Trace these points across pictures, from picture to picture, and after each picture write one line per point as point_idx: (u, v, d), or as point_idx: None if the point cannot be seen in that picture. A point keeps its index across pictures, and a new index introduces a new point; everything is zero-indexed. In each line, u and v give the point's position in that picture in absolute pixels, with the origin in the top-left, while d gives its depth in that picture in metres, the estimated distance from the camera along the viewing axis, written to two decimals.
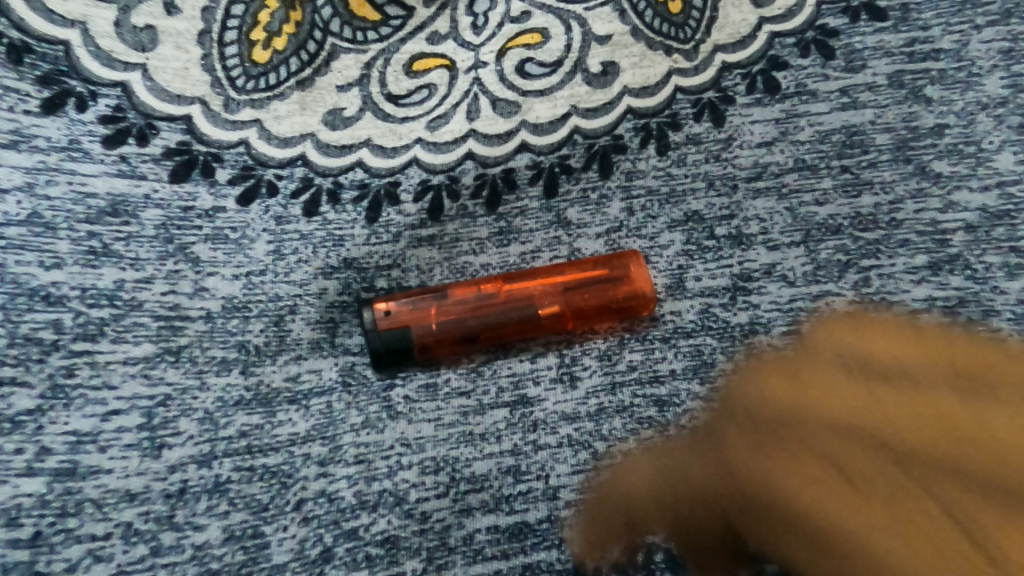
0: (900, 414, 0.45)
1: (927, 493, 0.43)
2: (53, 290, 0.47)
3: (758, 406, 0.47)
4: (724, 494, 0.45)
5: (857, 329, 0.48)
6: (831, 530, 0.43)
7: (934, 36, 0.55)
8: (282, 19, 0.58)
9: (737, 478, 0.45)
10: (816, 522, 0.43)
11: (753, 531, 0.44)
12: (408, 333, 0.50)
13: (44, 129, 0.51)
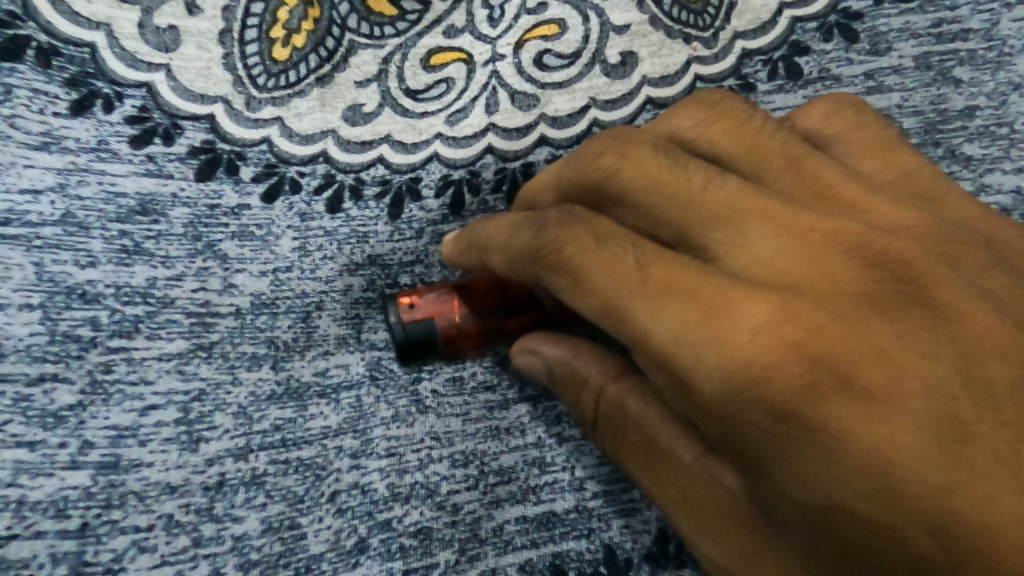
0: (763, 160, 0.37)
1: (798, 286, 0.32)
2: (89, 289, 0.48)
3: (625, 189, 0.36)
4: (570, 253, 0.35)
5: (709, 105, 0.39)
6: (675, 288, 0.32)
7: (962, 16, 0.54)
8: (301, 16, 0.58)
9: (581, 241, 0.35)
10: (666, 306, 0.32)
11: (598, 292, 0.34)
12: (434, 325, 0.45)
13: (74, 130, 0.52)
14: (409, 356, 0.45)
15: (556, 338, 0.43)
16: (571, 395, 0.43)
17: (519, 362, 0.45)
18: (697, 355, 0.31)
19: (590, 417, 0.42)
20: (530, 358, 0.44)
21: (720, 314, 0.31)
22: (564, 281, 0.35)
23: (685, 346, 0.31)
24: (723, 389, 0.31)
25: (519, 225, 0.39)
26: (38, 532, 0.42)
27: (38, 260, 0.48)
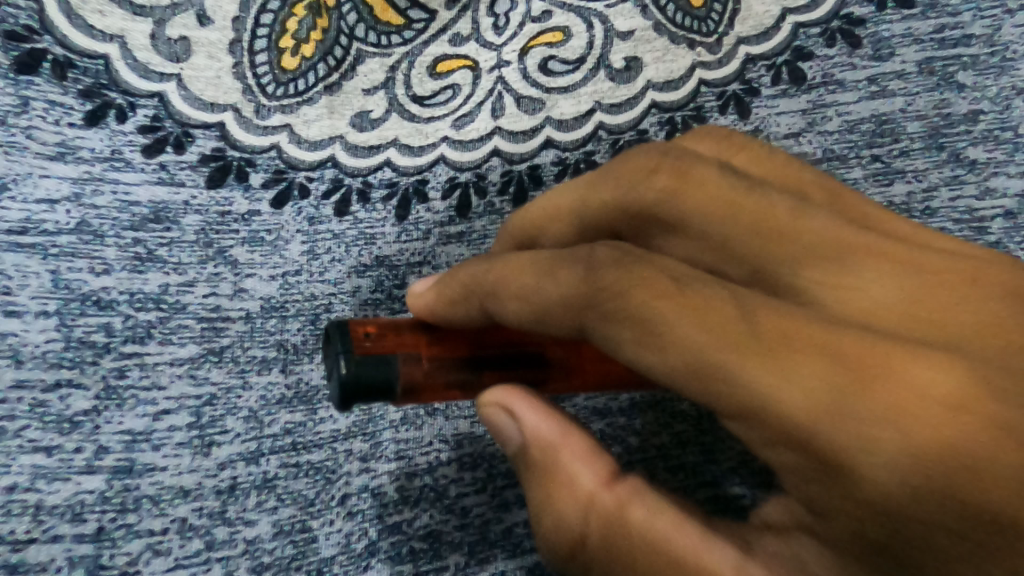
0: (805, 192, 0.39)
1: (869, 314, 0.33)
2: (103, 295, 0.49)
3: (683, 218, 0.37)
4: (649, 308, 0.33)
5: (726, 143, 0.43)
6: (769, 326, 0.31)
7: (964, 21, 0.55)
8: (309, 26, 0.59)
9: (659, 292, 0.33)
10: (795, 370, 0.30)
11: (684, 333, 0.31)
12: (394, 361, 0.38)
13: (88, 141, 0.53)
14: (350, 395, 0.37)
15: (547, 415, 0.38)
16: (545, 482, 0.37)
17: (496, 424, 0.39)
18: (834, 417, 0.29)
19: (555, 520, 0.36)
20: (510, 423, 0.38)
21: (853, 374, 0.30)
22: (627, 327, 0.33)
23: (795, 387, 0.29)
24: (857, 450, 0.29)
25: (560, 270, 0.36)
26: (54, 537, 0.43)
27: (53, 267, 0.49)
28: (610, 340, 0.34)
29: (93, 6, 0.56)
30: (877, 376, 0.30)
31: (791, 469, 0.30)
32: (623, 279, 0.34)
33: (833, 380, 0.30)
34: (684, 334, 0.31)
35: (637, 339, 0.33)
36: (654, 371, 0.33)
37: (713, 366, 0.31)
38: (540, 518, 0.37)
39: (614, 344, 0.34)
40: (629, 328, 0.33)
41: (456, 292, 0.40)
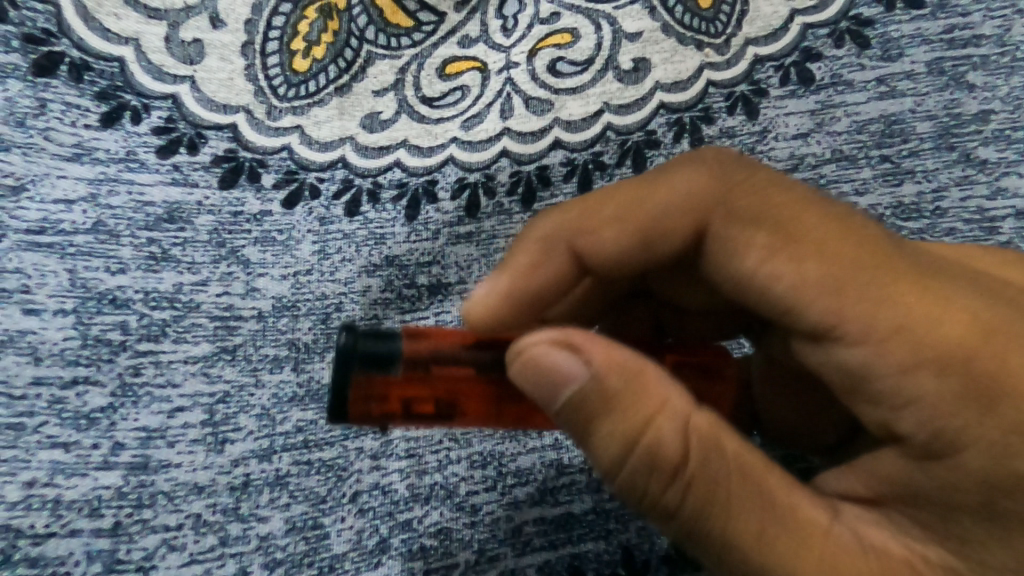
0: None
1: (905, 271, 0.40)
2: (119, 294, 0.50)
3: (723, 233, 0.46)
4: (799, 225, 0.37)
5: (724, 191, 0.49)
6: (863, 252, 0.36)
7: (974, 22, 0.54)
8: (320, 29, 0.60)
9: (809, 217, 0.37)
10: (898, 295, 0.34)
11: (797, 240, 0.36)
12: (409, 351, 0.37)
13: (103, 142, 0.54)
14: (344, 401, 0.37)
15: (609, 346, 0.36)
16: (627, 411, 0.35)
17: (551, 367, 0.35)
18: (925, 316, 0.34)
19: (648, 450, 0.34)
20: (571, 358, 0.35)
21: (989, 309, 0.34)
22: (743, 231, 0.38)
23: (894, 296, 0.34)
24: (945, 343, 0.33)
25: (678, 191, 0.41)
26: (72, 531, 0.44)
27: (71, 266, 0.50)
28: (742, 258, 0.38)
29: (109, 10, 0.57)
30: (1008, 317, 0.34)
31: (921, 397, 0.33)
32: (761, 199, 0.38)
33: (970, 312, 0.34)
34: (826, 244, 0.36)
35: (767, 256, 0.37)
36: (788, 288, 0.36)
37: (851, 277, 0.35)
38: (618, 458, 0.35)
39: (749, 260, 0.38)
40: (767, 239, 0.37)
41: (530, 276, 0.44)
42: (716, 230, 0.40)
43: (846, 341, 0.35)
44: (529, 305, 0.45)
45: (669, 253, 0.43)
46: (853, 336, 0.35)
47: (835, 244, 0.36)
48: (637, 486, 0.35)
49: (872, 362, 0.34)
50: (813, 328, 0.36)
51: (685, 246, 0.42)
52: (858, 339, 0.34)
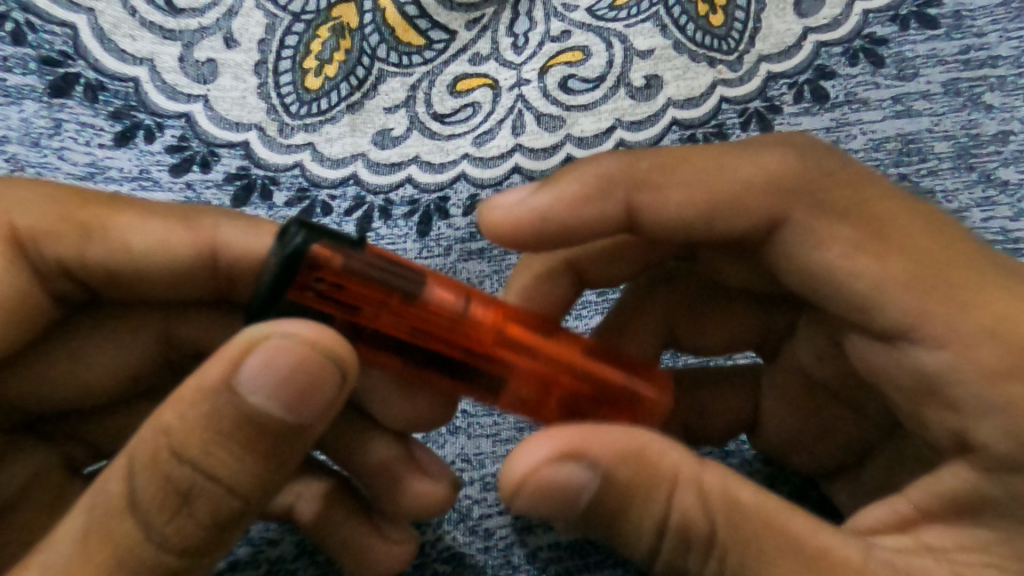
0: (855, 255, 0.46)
1: None
2: None
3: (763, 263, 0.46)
4: (887, 225, 0.39)
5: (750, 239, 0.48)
6: (947, 267, 0.37)
7: (990, 43, 0.54)
8: (332, 47, 0.60)
9: (893, 218, 0.39)
10: (980, 301, 0.36)
11: (886, 248, 0.38)
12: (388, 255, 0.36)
13: (117, 160, 0.55)
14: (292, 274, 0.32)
15: (610, 445, 0.34)
16: (646, 495, 0.34)
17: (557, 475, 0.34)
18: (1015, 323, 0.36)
19: (677, 526, 0.34)
20: (576, 470, 0.34)
21: None
22: (848, 229, 0.39)
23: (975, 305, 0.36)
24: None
25: (758, 179, 0.41)
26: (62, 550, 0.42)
27: None
28: (828, 250, 0.40)
29: (125, 31, 0.57)
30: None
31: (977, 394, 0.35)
32: (849, 195, 0.40)
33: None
34: (912, 244, 0.38)
35: (852, 253, 0.39)
36: (870, 285, 0.38)
37: (934, 277, 0.37)
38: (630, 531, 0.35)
39: (833, 251, 0.39)
40: (852, 233, 0.39)
41: (573, 208, 0.43)
42: (798, 218, 0.41)
43: (929, 342, 0.37)
44: (556, 236, 0.43)
45: (731, 235, 0.43)
46: (913, 336, 0.37)
47: (910, 246, 0.38)
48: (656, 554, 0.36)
49: (954, 362, 0.36)
50: (889, 326, 0.38)
51: (749, 229, 0.42)
52: (936, 338, 0.36)
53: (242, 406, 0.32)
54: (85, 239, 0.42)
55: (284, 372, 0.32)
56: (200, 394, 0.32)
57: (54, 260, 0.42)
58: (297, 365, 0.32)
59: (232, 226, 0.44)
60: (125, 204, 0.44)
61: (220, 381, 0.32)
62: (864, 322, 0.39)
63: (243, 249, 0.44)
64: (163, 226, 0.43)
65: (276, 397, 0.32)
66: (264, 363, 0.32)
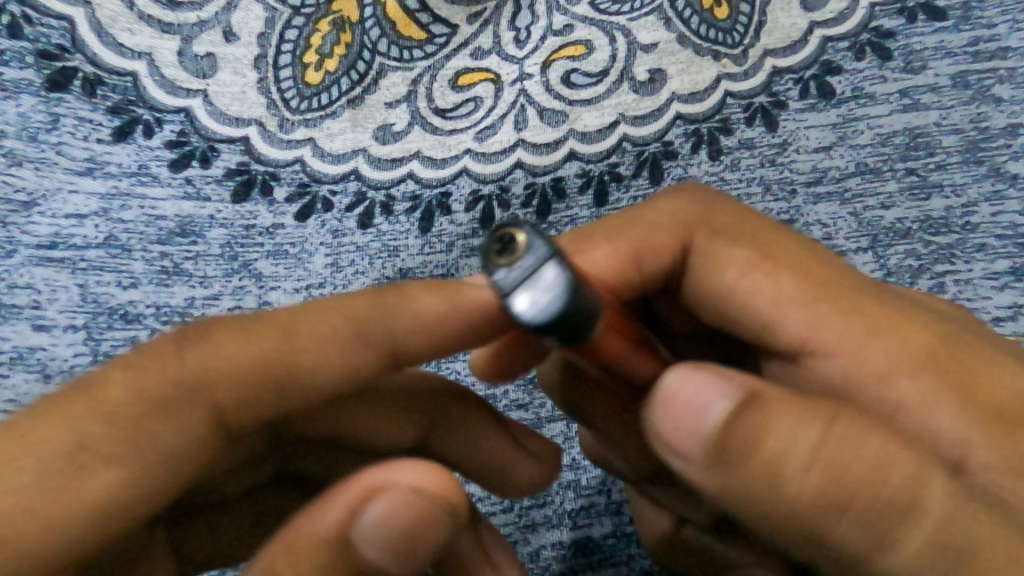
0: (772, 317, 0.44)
1: None
2: (130, 309, 0.51)
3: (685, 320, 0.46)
4: (775, 244, 0.40)
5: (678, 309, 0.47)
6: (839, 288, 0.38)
7: (1000, 34, 0.54)
8: (333, 41, 0.59)
9: (780, 240, 0.40)
10: (869, 311, 0.37)
11: (781, 272, 0.39)
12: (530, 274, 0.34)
13: (116, 156, 0.54)
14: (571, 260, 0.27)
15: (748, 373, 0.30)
16: (792, 450, 0.28)
17: (674, 408, 0.30)
18: (896, 335, 0.36)
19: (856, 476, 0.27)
20: (718, 401, 0.29)
21: (949, 327, 0.36)
22: (743, 249, 0.40)
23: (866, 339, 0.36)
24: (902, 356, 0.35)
25: (660, 215, 0.42)
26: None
27: (83, 281, 0.51)
28: (724, 272, 0.40)
29: (123, 24, 0.57)
30: (971, 348, 0.35)
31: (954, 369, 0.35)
32: (741, 223, 0.41)
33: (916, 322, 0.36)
34: (805, 265, 0.39)
35: (748, 272, 0.39)
36: (766, 304, 0.39)
37: (822, 292, 0.38)
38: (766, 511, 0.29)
39: (730, 275, 0.40)
40: (748, 254, 0.40)
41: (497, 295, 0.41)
42: (699, 244, 0.41)
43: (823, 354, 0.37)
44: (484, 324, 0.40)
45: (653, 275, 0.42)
46: (829, 348, 0.37)
47: (803, 275, 0.38)
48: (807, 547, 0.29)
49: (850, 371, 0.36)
50: (790, 344, 0.38)
51: (665, 268, 0.42)
52: (831, 350, 0.37)
53: (357, 561, 0.31)
54: (288, 388, 0.34)
55: (402, 531, 0.31)
56: (314, 542, 0.31)
57: (261, 411, 0.34)
58: (415, 516, 0.32)
59: (400, 326, 0.36)
60: (304, 326, 0.35)
61: (335, 533, 0.31)
62: (771, 342, 0.39)
63: (426, 343, 0.37)
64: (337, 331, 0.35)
65: (392, 553, 0.31)
66: (383, 514, 0.31)
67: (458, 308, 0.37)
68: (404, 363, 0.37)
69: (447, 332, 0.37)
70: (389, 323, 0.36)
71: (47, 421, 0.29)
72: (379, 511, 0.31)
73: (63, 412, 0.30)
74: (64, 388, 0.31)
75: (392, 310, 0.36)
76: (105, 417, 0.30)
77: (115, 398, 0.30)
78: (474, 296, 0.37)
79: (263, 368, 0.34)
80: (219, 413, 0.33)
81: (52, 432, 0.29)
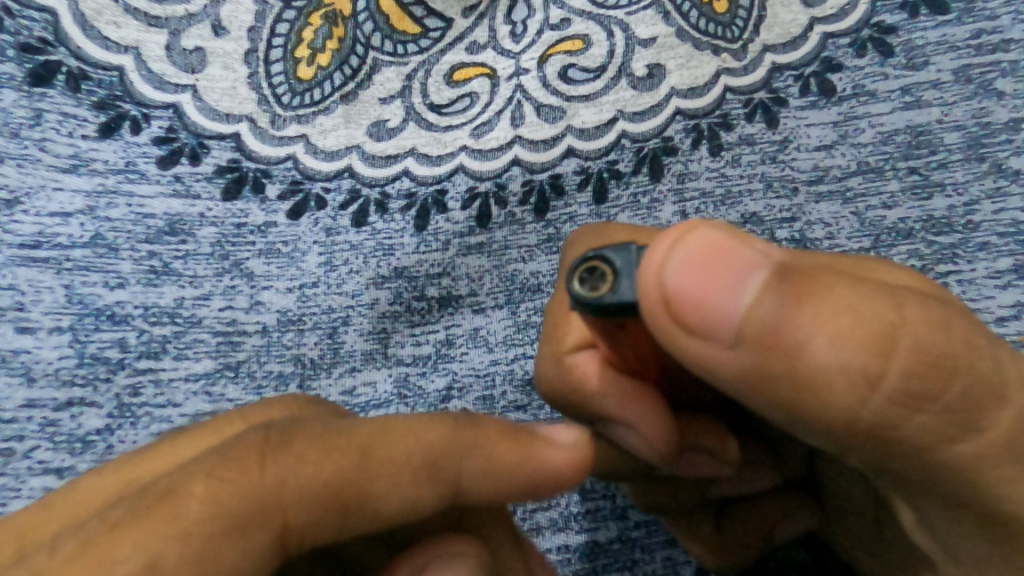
0: None
1: None
2: (117, 310, 0.50)
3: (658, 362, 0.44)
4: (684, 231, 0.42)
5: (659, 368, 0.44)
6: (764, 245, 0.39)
7: (1003, 26, 0.53)
8: (325, 35, 0.58)
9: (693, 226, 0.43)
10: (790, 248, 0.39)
11: None
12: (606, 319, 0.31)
13: (101, 153, 0.53)
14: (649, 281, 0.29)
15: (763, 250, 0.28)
16: (842, 320, 0.26)
17: (708, 303, 0.28)
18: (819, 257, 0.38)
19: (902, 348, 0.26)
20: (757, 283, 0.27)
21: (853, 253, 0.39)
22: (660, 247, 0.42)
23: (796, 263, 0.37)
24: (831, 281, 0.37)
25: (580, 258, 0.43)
26: None
27: (68, 281, 0.50)
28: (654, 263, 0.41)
29: (108, 17, 0.55)
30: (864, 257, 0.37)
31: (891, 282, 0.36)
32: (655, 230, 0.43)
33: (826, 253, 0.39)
34: None
35: None
36: None
37: None
38: (840, 389, 0.27)
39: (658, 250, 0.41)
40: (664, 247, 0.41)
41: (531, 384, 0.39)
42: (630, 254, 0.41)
43: None
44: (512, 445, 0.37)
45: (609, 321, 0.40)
46: None
47: None
48: (888, 422, 0.27)
49: None
50: None
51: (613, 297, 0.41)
52: None
53: None
54: (352, 518, 0.30)
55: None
56: None
57: (320, 536, 0.30)
58: None
59: (473, 467, 0.32)
60: (384, 455, 0.30)
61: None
62: None
63: (493, 487, 0.33)
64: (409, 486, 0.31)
65: None
66: None
67: (530, 458, 0.34)
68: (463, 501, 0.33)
69: (516, 478, 0.34)
70: (467, 463, 0.32)
71: (124, 533, 0.25)
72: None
73: (136, 528, 0.26)
74: (134, 498, 0.27)
75: (475, 446, 0.33)
76: (175, 536, 0.26)
77: (189, 516, 0.26)
78: (548, 454, 0.34)
79: (332, 490, 0.29)
80: (282, 532, 0.28)
81: (127, 550, 0.25)
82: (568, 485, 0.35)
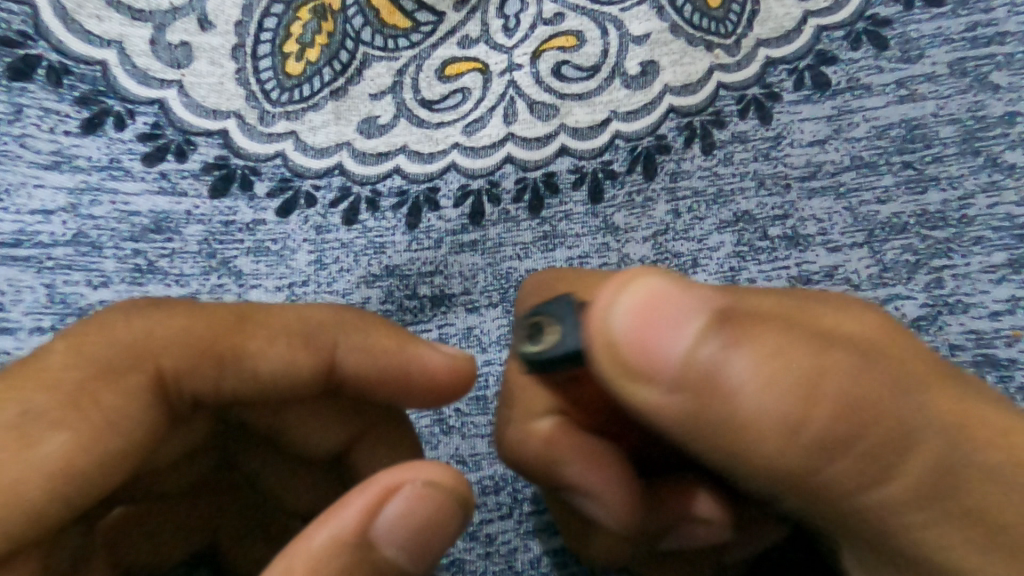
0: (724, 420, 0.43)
1: None
2: (101, 309, 0.49)
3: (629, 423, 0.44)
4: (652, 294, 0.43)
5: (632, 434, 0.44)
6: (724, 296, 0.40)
7: (997, 19, 0.53)
8: (314, 30, 0.57)
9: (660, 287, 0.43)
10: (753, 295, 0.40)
11: None
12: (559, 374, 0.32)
13: (84, 149, 0.52)
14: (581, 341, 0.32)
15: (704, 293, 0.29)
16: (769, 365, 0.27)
17: (650, 347, 0.28)
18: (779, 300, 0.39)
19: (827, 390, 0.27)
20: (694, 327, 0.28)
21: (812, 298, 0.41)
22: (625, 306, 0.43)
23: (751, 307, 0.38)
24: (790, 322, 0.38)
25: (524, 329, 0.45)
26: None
27: (49, 280, 0.49)
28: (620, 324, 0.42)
29: (90, 11, 0.54)
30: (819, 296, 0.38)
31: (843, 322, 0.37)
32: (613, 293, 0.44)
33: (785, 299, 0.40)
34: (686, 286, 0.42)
35: None
36: None
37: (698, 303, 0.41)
38: (768, 434, 0.27)
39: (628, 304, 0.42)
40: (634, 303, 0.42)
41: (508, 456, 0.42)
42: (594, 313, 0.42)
43: None
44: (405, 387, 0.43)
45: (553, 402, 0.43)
46: None
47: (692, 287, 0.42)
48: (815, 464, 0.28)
49: None
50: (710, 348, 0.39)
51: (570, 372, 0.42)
52: None
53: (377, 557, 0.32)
54: (225, 369, 0.39)
55: (422, 524, 0.33)
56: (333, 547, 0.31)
57: (197, 379, 0.38)
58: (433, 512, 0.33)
59: (346, 342, 0.41)
60: (263, 320, 0.40)
61: (355, 534, 0.31)
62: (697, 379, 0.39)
63: (366, 366, 0.41)
64: (288, 348, 0.40)
65: (408, 547, 0.32)
66: (401, 513, 0.32)
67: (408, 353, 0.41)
68: (342, 375, 0.42)
69: (391, 365, 0.41)
70: (341, 336, 0.41)
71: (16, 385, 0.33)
72: (399, 508, 0.32)
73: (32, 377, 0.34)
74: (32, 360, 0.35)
75: (347, 325, 0.41)
76: (55, 378, 0.34)
77: (61, 370, 0.34)
78: (422, 355, 0.41)
79: (206, 344, 0.38)
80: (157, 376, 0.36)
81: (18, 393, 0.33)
82: (439, 386, 0.41)
